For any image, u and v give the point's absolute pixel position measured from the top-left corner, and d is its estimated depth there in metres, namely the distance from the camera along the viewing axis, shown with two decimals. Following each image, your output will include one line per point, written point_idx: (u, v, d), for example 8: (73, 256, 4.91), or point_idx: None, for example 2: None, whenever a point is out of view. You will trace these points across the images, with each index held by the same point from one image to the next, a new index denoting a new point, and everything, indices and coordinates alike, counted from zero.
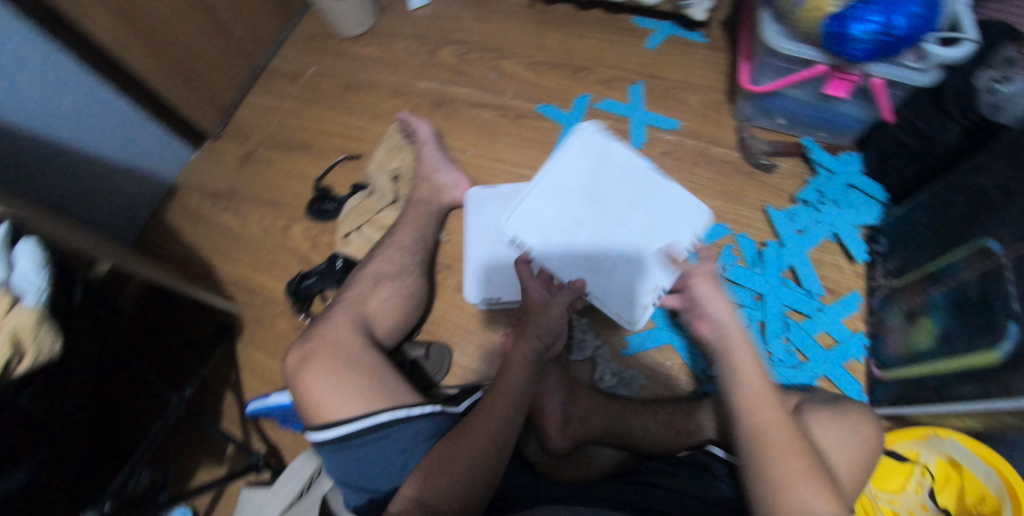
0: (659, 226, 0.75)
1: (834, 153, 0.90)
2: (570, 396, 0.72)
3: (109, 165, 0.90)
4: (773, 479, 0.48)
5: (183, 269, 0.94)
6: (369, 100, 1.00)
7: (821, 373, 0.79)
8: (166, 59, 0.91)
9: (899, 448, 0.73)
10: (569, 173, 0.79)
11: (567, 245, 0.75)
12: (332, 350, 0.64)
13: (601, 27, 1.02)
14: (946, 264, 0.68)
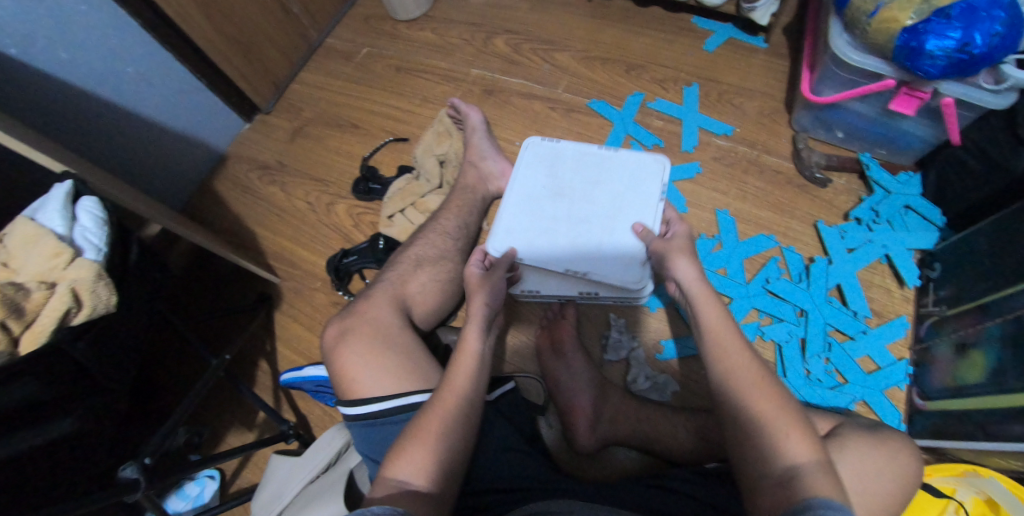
0: (628, 193, 0.72)
1: (893, 172, 0.87)
2: (600, 396, 0.71)
3: (165, 131, 0.93)
4: (747, 420, 0.47)
5: (228, 237, 0.97)
6: (420, 84, 1.01)
7: (859, 398, 0.75)
8: (228, 31, 0.93)
9: (933, 481, 0.68)
10: (526, 181, 0.76)
11: (551, 239, 0.71)
12: (370, 327, 0.66)
13: (659, 25, 1.00)
14: (1005, 296, 0.64)
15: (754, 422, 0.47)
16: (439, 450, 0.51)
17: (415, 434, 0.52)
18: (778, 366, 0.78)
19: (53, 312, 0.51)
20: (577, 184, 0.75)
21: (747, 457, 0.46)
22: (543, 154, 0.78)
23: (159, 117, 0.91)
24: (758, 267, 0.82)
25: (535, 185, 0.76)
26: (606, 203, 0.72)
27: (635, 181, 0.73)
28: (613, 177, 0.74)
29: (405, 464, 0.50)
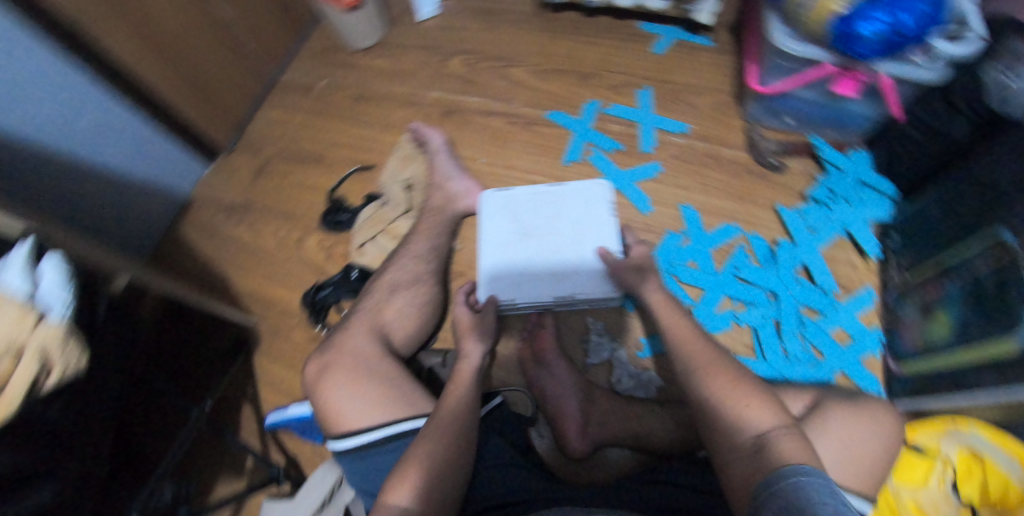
0: (585, 216, 0.76)
1: (844, 151, 0.91)
2: (588, 400, 0.72)
3: (124, 182, 0.91)
4: (711, 397, 0.51)
5: (198, 283, 0.96)
6: (380, 110, 1.01)
7: (838, 369, 0.78)
8: (184, 78, 0.93)
9: (921, 440, 0.71)
10: (491, 230, 0.78)
11: (532, 279, 0.74)
12: (351, 359, 0.65)
13: (608, 34, 1.03)
14: (961, 259, 0.70)
15: (716, 399, 0.50)
16: (432, 469, 0.53)
17: (404, 462, 0.54)
18: (759, 349, 0.79)
19: (20, 379, 0.48)
20: (538, 218, 0.78)
21: (718, 431, 0.49)
22: (496, 197, 0.81)
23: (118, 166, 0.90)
24: (727, 255, 0.84)
25: (501, 229, 0.78)
26: (569, 232, 0.75)
27: (587, 203, 0.77)
28: (566, 204, 0.78)
29: (400, 489, 0.52)
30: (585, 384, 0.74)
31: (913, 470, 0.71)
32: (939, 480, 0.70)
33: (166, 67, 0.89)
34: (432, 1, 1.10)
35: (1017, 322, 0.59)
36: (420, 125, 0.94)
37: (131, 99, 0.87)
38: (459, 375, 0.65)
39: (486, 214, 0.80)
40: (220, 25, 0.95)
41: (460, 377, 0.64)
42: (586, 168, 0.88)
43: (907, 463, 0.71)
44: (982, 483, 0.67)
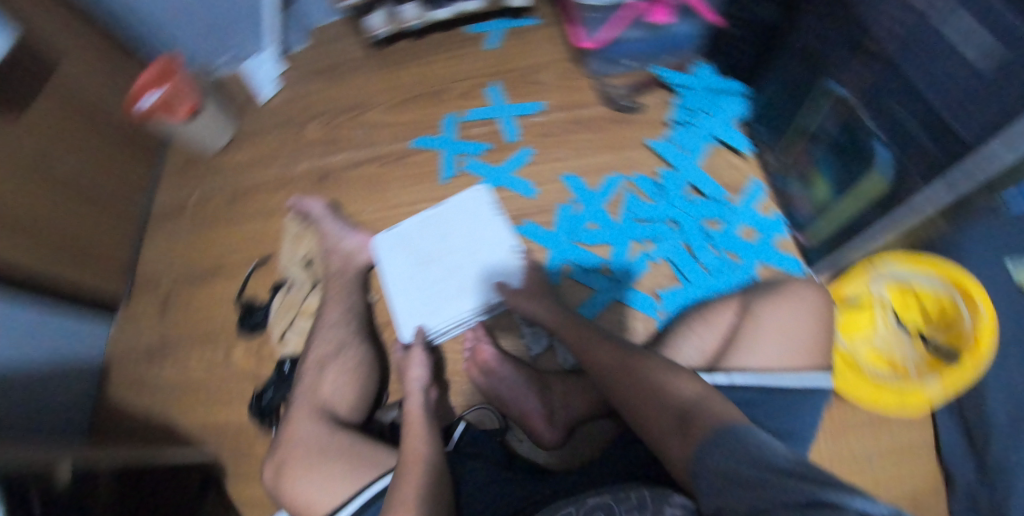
0: (474, 228, 0.86)
1: (687, 70, 0.95)
2: (545, 391, 0.74)
3: (39, 374, 0.85)
4: (637, 391, 0.58)
5: (145, 440, 0.92)
6: (259, 201, 1.01)
7: (757, 263, 0.83)
8: (60, 248, 0.87)
9: (855, 292, 0.82)
10: (396, 269, 0.84)
11: (447, 298, 0.82)
12: (303, 449, 0.64)
13: (442, 48, 1.06)
14: (816, 122, 0.74)
15: (641, 388, 0.57)
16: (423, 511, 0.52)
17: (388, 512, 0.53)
18: (680, 276, 0.82)
19: None
20: (433, 243, 0.86)
21: (650, 410, 0.55)
22: (388, 238, 0.86)
23: (30, 367, 0.84)
24: (621, 205, 0.87)
25: (404, 264, 0.84)
26: (464, 245, 0.85)
27: (472, 215, 0.87)
28: (453, 223, 0.87)
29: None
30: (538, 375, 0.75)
31: (860, 319, 0.83)
32: (882, 316, 0.82)
33: (41, 245, 0.84)
34: (270, 80, 1.11)
35: (876, 158, 0.64)
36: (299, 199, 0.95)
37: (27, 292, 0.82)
38: (410, 416, 0.65)
39: (385, 257, 0.85)
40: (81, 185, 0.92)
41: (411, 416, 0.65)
42: (464, 180, 0.91)
43: (854, 316, 0.83)
44: (919, 308, 0.80)
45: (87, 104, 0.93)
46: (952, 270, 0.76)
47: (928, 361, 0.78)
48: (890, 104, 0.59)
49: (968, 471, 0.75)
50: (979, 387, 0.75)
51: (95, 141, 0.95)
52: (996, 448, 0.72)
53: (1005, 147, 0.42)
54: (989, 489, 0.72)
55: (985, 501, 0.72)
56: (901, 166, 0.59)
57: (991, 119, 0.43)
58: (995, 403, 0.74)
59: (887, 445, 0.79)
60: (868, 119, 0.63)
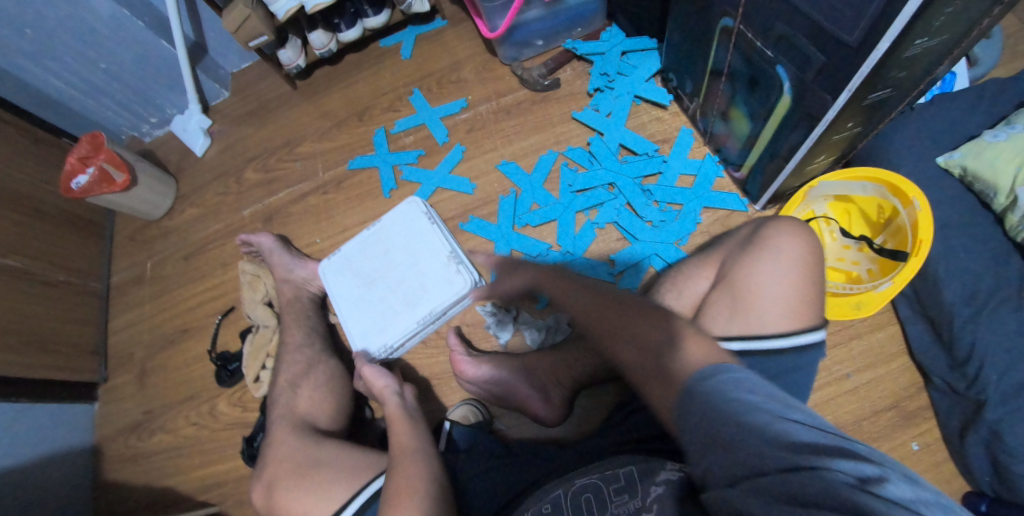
0: (412, 238, 0.81)
1: (597, 37, 0.98)
2: (534, 372, 0.73)
3: (26, 470, 0.85)
4: (617, 343, 0.50)
5: (149, 511, 0.92)
6: (213, 253, 1.02)
7: (699, 208, 0.85)
8: (19, 337, 0.87)
9: (801, 213, 0.83)
10: (342, 295, 0.80)
11: (395, 315, 0.77)
12: (289, 462, 0.61)
13: (361, 67, 1.08)
14: (715, 57, 0.76)
15: (621, 337, 0.50)
16: (425, 498, 0.50)
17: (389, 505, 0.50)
18: (628, 237, 0.84)
19: None
20: (375, 262, 0.81)
21: (633, 361, 0.47)
22: (333, 264, 0.83)
23: (14, 462, 0.83)
24: (558, 181, 0.89)
25: (350, 289, 0.80)
26: (407, 258, 0.80)
27: (409, 226, 0.82)
28: (392, 237, 0.82)
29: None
30: (496, 357, 0.76)
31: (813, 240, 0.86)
32: (830, 233, 0.85)
33: None
34: (199, 132, 1.11)
35: (778, 81, 0.65)
36: (248, 235, 0.92)
37: None
38: (396, 422, 0.61)
39: (330, 285, 0.82)
40: (30, 274, 0.93)
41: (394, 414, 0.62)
42: (405, 188, 0.94)
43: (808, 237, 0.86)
44: (861, 216, 0.83)
45: (20, 195, 0.94)
46: (886, 174, 0.75)
47: (880, 269, 0.79)
48: (772, 22, 0.60)
49: (941, 364, 0.71)
50: (933, 277, 0.73)
51: (36, 227, 0.96)
52: (959, 330, 0.69)
53: (886, 41, 0.48)
54: (962, 376, 0.69)
55: (962, 388, 0.68)
56: (798, 79, 0.61)
57: (870, 20, 0.49)
58: (949, 288, 0.71)
59: (859, 355, 0.77)
60: (757, 42, 0.65)
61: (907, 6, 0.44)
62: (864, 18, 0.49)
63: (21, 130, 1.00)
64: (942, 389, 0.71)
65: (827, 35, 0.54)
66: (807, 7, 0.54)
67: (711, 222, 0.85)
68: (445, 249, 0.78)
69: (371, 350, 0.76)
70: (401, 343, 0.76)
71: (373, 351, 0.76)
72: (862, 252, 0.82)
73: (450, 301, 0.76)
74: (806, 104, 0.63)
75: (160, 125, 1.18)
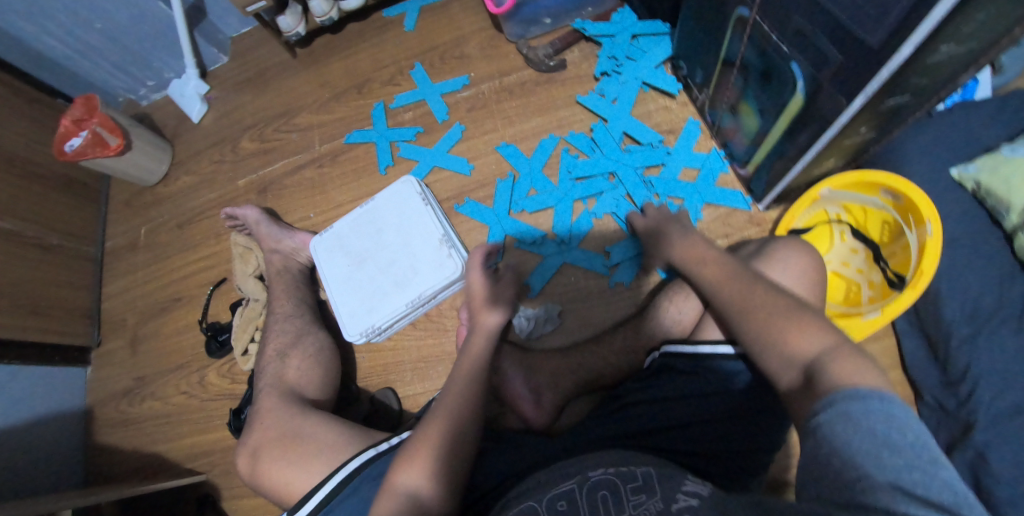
0: (405, 219, 0.79)
1: (608, 19, 0.95)
2: (531, 372, 0.77)
3: (18, 429, 0.86)
4: (768, 347, 0.50)
5: (138, 475, 0.93)
6: (207, 223, 1.01)
7: (703, 203, 0.84)
8: (13, 302, 0.87)
9: (809, 216, 0.82)
10: (331, 273, 0.79)
11: (383, 297, 0.76)
12: (274, 431, 0.60)
13: (363, 37, 1.04)
14: (728, 48, 0.73)
15: (768, 337, 0.50)
16: (450, 447, 0.52)
17: (414, 446, 0.53)
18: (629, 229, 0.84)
19: None
20: (366, 242, 0.80)
21: (786, 366, 0.48)
22: (325, 240, 0.81)
23: (8, 421, 0.84)
24: (557, 166, 0.88)
25: (339, 268, 0.79)
26: (399, 240, 0.78)
27: (403, 206, 0.80)
28: (385, 216, 0.80)
29: (409, 464, 0.51)
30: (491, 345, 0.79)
31: (822, 239, 0.84)
32: (840, 235, 0.83)
33: None
34: (196, 98, 1.09)
35: (792, 79, 0.63)
36: (232, 209, 0.91)
37: None
38: (458, 374, 0.61)
39: (320, 261, 0.81)
40: (20, 236, 0.91)
41: (468, 353, 0.63)
42: (402, 166, 0.92)
43: (816, 237, 0.84)
44: (872, 224, 0.80)
45: (16, 156, 0.94)
46: (903, 186, 0.71)
47: (879, 284, 0.77)
48: (791, 17, 0.58)
49: (934, 383, 0.73)
50: (935, 295, 0.74)
51: (30, 189, 0.95)
52: (956, 351, 0.71)
53: (908, 47, 0.46)
54: (954, 395, 0.71)
55: (952, 407, 0.71)
56: (813, 79, 0.59)
57: (898, 18, 0.46)
58: (949, 307, 0.72)
59: None
60: (773, 34, 0.62)
61: (934, 12, 0.42)
62: (887, 23, 0.47)
63: (15, 88, 0.98)
64: (932, 406, 0.73)
65: (848, 36, 0.51)
66: (829, 4, 0.51)
67: (712, 219, 0.84)
68: (438, 233, 0.77)
69: (357, 331, 0.76)
70: (387, 325, 0.76)
71: (359, 332, 0.76)
72: (867, 261, 0.80)
73: (440, 286, 0.75)
74: (820, 107, 0.61)
75: (156, 89, 1.15)
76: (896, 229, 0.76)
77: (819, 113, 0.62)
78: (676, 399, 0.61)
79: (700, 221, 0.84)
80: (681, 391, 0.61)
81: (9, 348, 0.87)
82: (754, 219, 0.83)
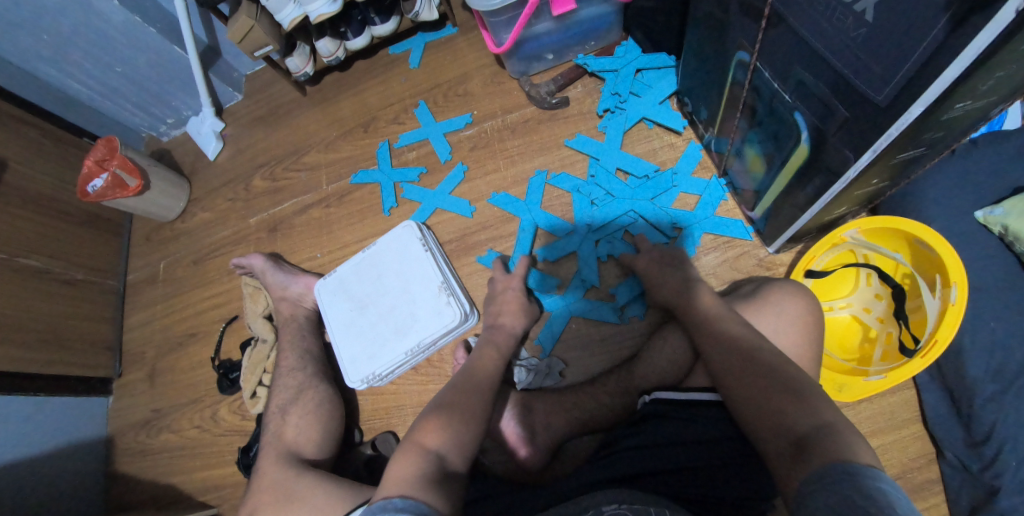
0: (405, 265, 0.82)
1: (611, 53, 0.94)
2: (528, 412, 0.77)
3: (44, 459, 0.90)
4: (755, 415, 0.50)
5: (155, 506, 0.96)
6: (223, 259, 1.05)
7: (703, 233, 0.84)
8: (37, 335, 0.92)
9: (830, 257, 0.79)
10: (337, 317, 0.83)
11: (384, 343, 0.79)
12: (271, 495, 0.63)
13: (369, 74, 1.06)
14: (730, 90, 0.71)
15: (759, 404, 0.50)
16: (475, 422, 0.56)
17: (444, 411, 0.56)
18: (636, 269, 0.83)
19: None
20: (369, 287, 0.83)
21: (771, 437, 0.47)
22: (328, 284, 0.86)
23: (33, 452, 0.88)
24: (560, 208, 0.88)
25: (343, 312, 0.83)
26: (399, 285, 0.82)
27: (403, 252, 0.83)
28: (386, 261, 0.84)
29: (446, 420, 0.55)
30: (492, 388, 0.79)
31: (844, 281, 0.81)
32: (867, 278, 0.80)
33: (17, 336, 0.88)
34: (212, 136, 1.12)
35: (796, 129, 0.61)
36: (242, 257, 0.96)
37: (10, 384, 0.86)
38: (477, 373, 0.64)
39: (325, 305, 0.85)
40: (46, 273, 0.96)
41: (486, 356, 0.68)
42: (405, 206, 0.94)
43: (837, 278, 0.81)
44: (901, 271, 0.76)
45: (42, 196, 0.98)
46: (942, 245, 0.67)
47: (896, 340, 0.74)
48: (792, 66, 0.56)
49: (956, 441, 0.70)
50: (958, 349, 0.70)
51: (56, 227, 1.00)
52: (979, 410, 0.67)
53: (918, 106, 0.44)
54: (978, 457, 0.67)
55: (976, 469, 0.67)
56: (817, 128, 0.57)
57: (902, 80, 0.43)
58: (974, 364, 0.69)
59: (867, 420, 0.75)
60: (774, 82, 0.60)
61: (947, 72, 0.39)
62: (894, 79, 0.44)
63: (44, 131, 1.03)
64: (954, 465, 0.70)
65: (853, 91, 0.49)
66: (831, 57, 0.49)
67: (719, 263, 0.83)
68: (437, 279, 0.80)
69: (359, 375, 0.79)
70: (387, 371, 0.78)
71: (361, 376, 0.79)
72: (889, 310, 0.77)
73: (438, 333, 0.77)
74: (827, 159, 0.58)
75: (176, 126, 1.20)
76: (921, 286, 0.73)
77: (825, 166, 0.59)
78: (662, 445, 0.61)
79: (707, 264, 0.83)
80: (668, 438, 0.61)
81: (34, 381, 0.91)
82: (763, 264, 0.82)
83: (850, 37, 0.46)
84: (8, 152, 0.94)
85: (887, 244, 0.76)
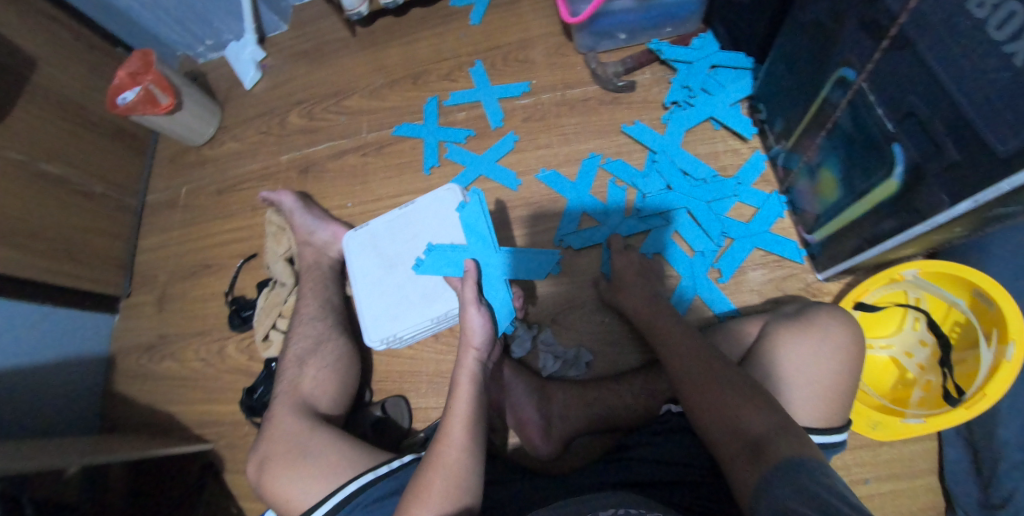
0: (440, 230, 0.79)
1: (686, 43, 0.89)
2: (544, 399, 0.75)
3: (43, 370, 0.88)
4: (715, 432, 0.51)
5: (147, 431, 0.94)
6: (247, 193, 1.02)
7: (751, 247, 0.80)
8: (50, 246, 0.89)
9: (883, 293, 0.75)
10: (362, 271, 0.80)
11: (408, 306, 0.77)
12: (283, 445, 0.62)
13: (426, 24, 1.00)
14: (822, 106, 0.66)
15: None
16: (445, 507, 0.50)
17: (416, 493, 0.51)
18: (678, 269, 0.80)
19: None
20: (399, 247, 0.80)
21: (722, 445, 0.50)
22: (358, 236, 0.82)
23: (34, 362, 0.86)
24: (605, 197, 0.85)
25: (370, 268, 0.80)
26: None
27: (440, 216, 0.79)
28: (422, 223, 0.80)
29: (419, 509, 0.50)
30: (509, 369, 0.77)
31: (888, 321, 0.77)
32: (914, 321, 0.75)
33: (28, 243, 0.84)
34: (252, 64, 1.07)
35: (890, 160, 0.56)
36: (271, 192, 0.94)
37: (20, 295, 0.84)
38: (448, 443, 0.54)
39: (351, 255, 0.82)
40: (66, 183, 0.92)
41: (457, 405, 0.58)
42: (447, 167, 0.91)
43: (880, 316, 0.77)
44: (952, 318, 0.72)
45: (70, 102, 0.94)
46: (1005, 300, 0.63)
47: (935, 389, 0.71)
48: (906, 95, 0.51)
49: (973, 500, 0.67)
50: (992, 410, 0.67)
51: (79, 136, 0.95)
52: (1002, 474, 0.65)
53: None
54: None
55: None
56: (915, 165, 0.52)
57: None
58: (1006, 428, 0.65)
59: (885, 463, 0.73)
60: (879, 108, 0.55)
61: None
62: None
63: (79, 34, 0.97)
64: None
65: (971, 132, 0.44)
66: (956, 92, 0.45)
67: (764, 281, 0.79)
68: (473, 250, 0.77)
69: (379, 333, 0.77)
70: (406, 333, 0.76)
71: (381, 335, 0.77)
72: (932, 359, 0.73)
73: None
74: (915, 198, 0.54)
75: (215, 48, 1.14)
76: (971, 336, 0.69)
77: (914, 205, 0.54)
78: (671, 464, 0.58)
79: (752, 279, 0.79)
80: (678, 457, 0.58)
81: (44, 292, 0.88)
82: (810, 290, 0.78)
83: (988, 78, 0.42)
84: (40, 52, 0.89)
85: (945, 289, 0.71)
